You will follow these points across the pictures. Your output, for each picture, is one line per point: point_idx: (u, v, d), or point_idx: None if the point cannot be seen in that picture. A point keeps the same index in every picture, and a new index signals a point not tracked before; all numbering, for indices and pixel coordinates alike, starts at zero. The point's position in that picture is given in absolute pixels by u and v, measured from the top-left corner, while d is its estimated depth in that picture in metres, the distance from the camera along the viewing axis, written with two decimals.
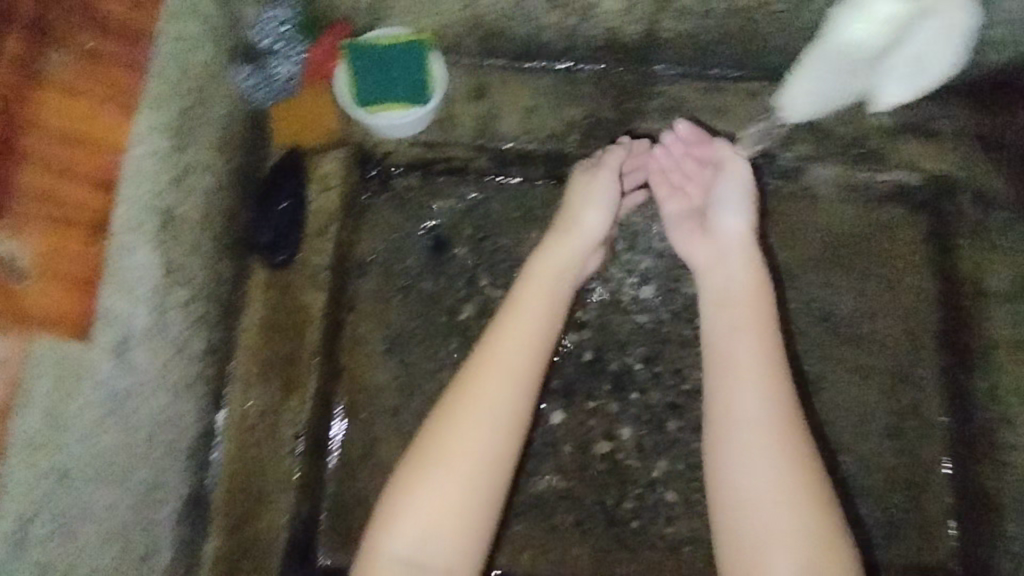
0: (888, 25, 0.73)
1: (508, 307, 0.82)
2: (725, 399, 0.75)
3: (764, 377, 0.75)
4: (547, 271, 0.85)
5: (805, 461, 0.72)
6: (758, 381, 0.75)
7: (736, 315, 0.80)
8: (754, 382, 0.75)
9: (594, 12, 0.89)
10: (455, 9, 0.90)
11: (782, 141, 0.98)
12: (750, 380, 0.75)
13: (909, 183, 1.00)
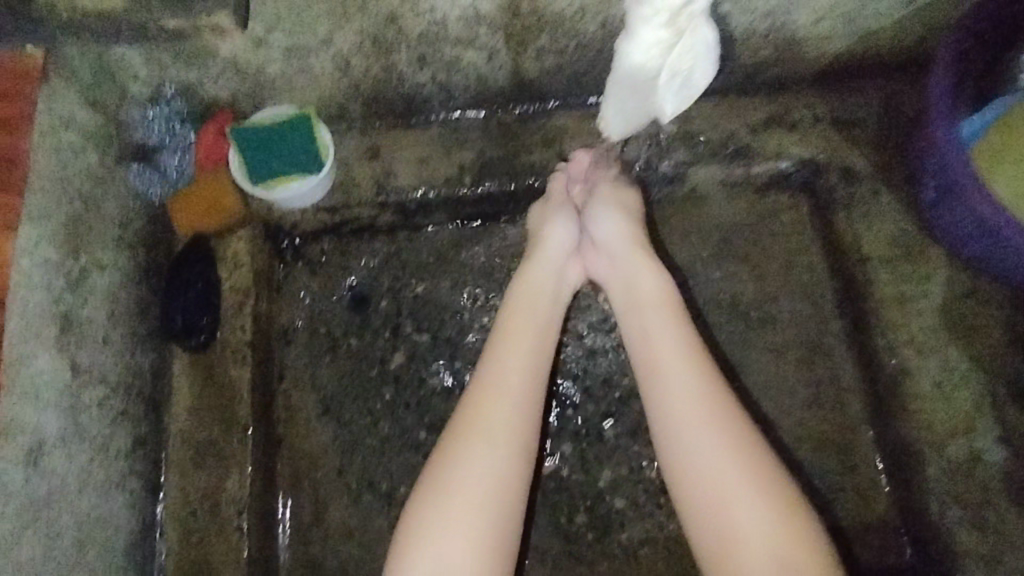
0: (656, 49, 0.70)
1: (537, 335, 0.84)
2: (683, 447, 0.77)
3: (704, 394, 0.79)
4: (526, 294, 0.87)
5: (760, 469, 0.74)
6: (696, 399, 0.78)
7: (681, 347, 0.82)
8: (693, 402, 0.78)
9: (460, 65, 0.97)
10: (332, 80, 0.96)
11: (659, 151, 1.06)
12: (688, 401, 0.78)
13: (783, 170, 1.08)
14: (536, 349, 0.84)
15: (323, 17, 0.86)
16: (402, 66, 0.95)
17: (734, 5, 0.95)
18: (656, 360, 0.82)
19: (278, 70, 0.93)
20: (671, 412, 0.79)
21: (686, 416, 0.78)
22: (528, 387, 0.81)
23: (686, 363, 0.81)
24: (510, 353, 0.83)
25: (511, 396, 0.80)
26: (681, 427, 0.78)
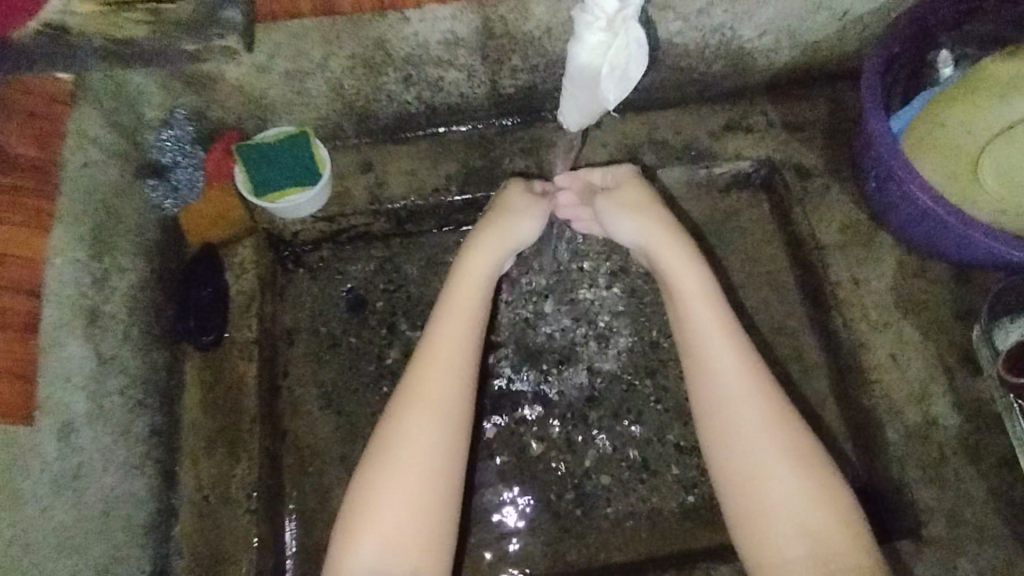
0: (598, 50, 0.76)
1: (463, 331, 0.88)
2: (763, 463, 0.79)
3: (760, 397, 0.83)
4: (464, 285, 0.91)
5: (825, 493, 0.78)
6: (756, 403, 0.82)
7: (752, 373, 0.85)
8: (748, 404, 0.82)
9: (443, 84, 1.07)
10: (327, 101, 1.06)
11: (629, 155, 1.16)
12: (743, 405, 0.82)
13: (743, 171, 1.18)
14: (462, 345, 0.87)
15: (318, 45, 0.96)
16: (390, 85, 1.06)
17: (685, 22, 1.04)
18: (709, 361, 0.85)
19: (278, 93, 1.03)
20: (733, 414, 0.82)
21: (744, 417, 0.81)
22: (454, 380, 0.85)
23: (742, 363, 0.84)
24: (440, 341, 0.87)
25: (444, 391, 0.84)
26: (733, 426, 0.82)
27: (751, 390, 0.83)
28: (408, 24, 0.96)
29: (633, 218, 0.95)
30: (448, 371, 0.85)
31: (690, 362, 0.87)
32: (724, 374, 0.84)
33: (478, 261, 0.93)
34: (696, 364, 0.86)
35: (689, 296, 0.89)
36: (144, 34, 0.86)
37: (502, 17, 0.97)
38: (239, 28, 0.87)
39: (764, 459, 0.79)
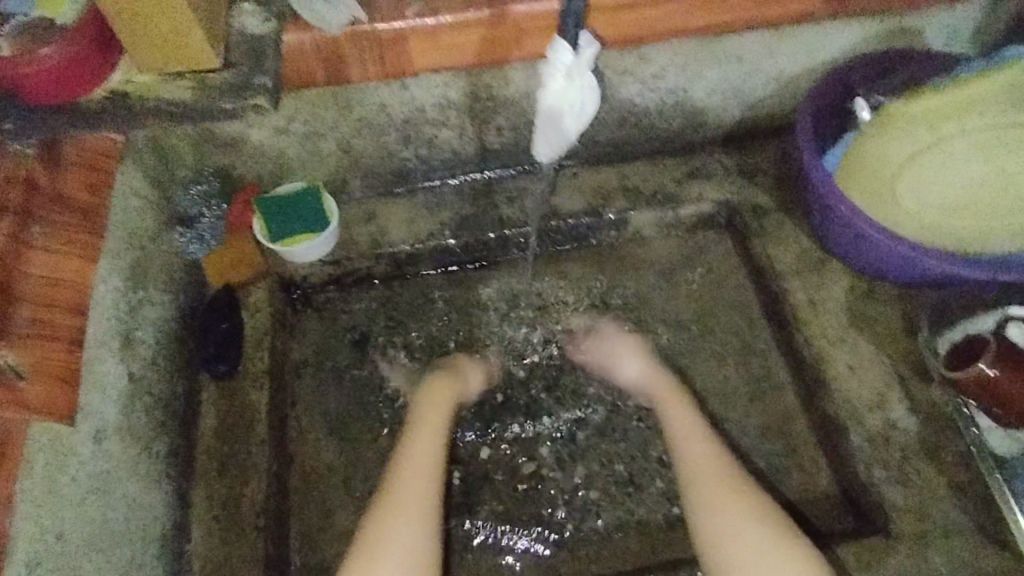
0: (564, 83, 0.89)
1: (431, 472, 0.98)
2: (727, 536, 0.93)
3: (758, 516, 0.93)
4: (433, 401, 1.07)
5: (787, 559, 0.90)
6: (756, 524, 0.93)
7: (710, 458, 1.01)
8: (752, 527, 0.92)
9: (437, 142, 1.23)
10: (335, 159, 1.21)
11: (603, 199, 1.29)
12: (744, 528, 0.92)
13: (707, 212, 1.32)
14: (426, 484, 0.97)
15: (329, 110, 1.11)
16: (392, 144, 1.21)
17: (641, 85, 1.21)
18: (709, 494, 0.97)
19: (294, 152, 1.18)
20: (738, 538, 0.92)
21: (748, 537, 0.92)
22: (423, 482, 0.97)
23: (735, 489, 0.96)
24: (409, 485, 0.96)
25: (416, 490, 0.96)
26: (742, 549, 0.91)
27: (747, 508, 0.94)
28: (406, 90, 1.11)
29: (625, 362, 1.14)
30: (415, 511, 0.94)
31: (694, 494, 0.98)
32: (722, 505, 0.95)
33: (448, 409, 1.06)
34: (703, 495, 0.97)
35: (688, 437, 1.03)
36: (189, 97, 0.93)
37: (487, 84, 1.13)
38: (270, 89, 0.94)
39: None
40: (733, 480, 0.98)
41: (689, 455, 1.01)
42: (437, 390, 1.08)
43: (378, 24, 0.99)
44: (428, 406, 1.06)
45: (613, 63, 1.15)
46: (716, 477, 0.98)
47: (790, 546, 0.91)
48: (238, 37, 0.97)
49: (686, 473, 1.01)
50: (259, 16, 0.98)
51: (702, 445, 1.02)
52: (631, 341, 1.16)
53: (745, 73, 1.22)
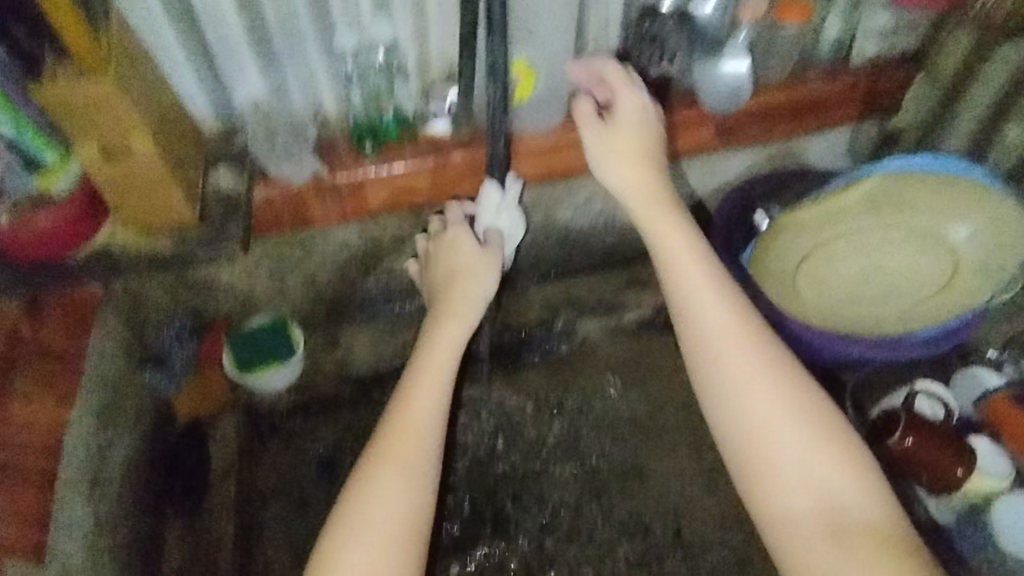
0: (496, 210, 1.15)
1: (439, 390, 0.97)
2: (775, 444, 0.86)
3: (809, 421, 0.87)
4: (442, 345, 1.01)
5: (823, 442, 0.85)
6: (789, 401, 0.88)
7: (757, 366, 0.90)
8: (790, 426, 0.86)
9: (395, 272, 1.34)
10: (301, 293, 1.31)
11: (551, 312, 1.42)
12: (786, 426, 0.86)
13: (646, 317, 1.45)
14: (429, 418, 0.94)
15: (294, 251, 1.23)
16: (355, 275, 1.32)
17: (574, 212, 1.35)
18: (726, 343, 0.91)
19: (263, 288, 1.27)
20: (775, 429, 0.86)
21: (783, 437, 0.86)
22: (427, 435, 0.92)
23: (768, 369, 0.90)
24: (413, 414, 0.94)
25: (416, 437, 0.92)
26: (772, 443, 0.86)
27: (784, 396, 0.88)
28: (365, 229, 1.24)
29: (622, 158, 1.03)
30: (419, 436, 0.92)
31: (733, 419, 0.88)
32: (753, 383, 0.89)
33: (458, 296, 1.06)
34: (728, 373, 0.90)
35: (672, 234, 0.98)
36: (168, 249, 1.03)
37: (437, 218, 1.27)
38: (240, 237, 1.05)
39: (806, 479, 0.84)
40: (779, 369, 0.90)
41: (706, 310, 0.93)
42: (454, 294, 1.06)
43: (338, 176, 1.13)
44: (450, 323, 1.02)
45: (544, 194, 1.30)
46: (757, 359, 0.90)
47: (832, 446, 0.85)
48: (213, 194, 1.08)
49: (722, 392, 0.90)
50: (231, 175, 1.10)
51: (732, 308, 0.93)
52: (632, 106, 1.04)
53: None
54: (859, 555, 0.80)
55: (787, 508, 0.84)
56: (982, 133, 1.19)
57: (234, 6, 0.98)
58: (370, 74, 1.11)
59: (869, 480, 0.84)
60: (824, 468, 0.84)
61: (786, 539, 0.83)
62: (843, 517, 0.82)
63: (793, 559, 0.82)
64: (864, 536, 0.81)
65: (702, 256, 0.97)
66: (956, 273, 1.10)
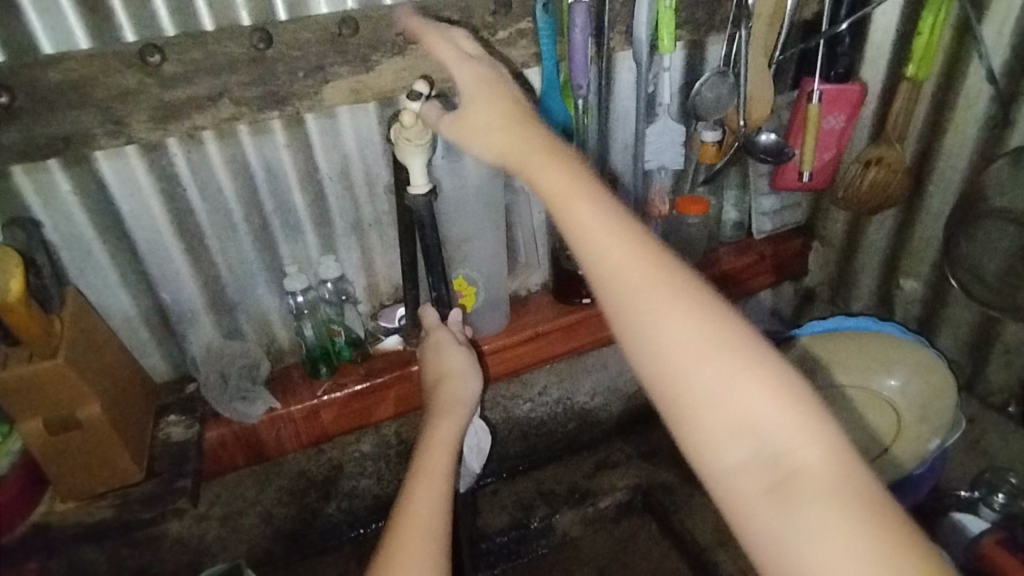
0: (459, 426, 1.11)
1: (441, 495, 0.85)
2: (707, 430, 0.55)
3: (726, 350, 0.56)
4: (437, 440, 0.91)
5: (770, 392, 0.55)
6: (699, 322, 0.57)
7: (652, 287, 0.58)
8: (707, 357, 0.56)
9: (358, 491, 1.28)
10: (258, 531, 1.22)
11: (525, 510, 1.33)
12: (698, 361, 0.56)
13: (625, 498, 1.37)
14: (433, 521, 0.81)
15: (249, 485, 1.18)
16: (315, 504, 1.25)
17: (533, 403, 1.38)
18: (609, 259, 0.60)
19: (215, 534, 1.19)
20: (688, 370, 0.56)
21: (700, 370, 0.56)
22: (428, 534, 0.79)
23: (667, 282, 0.59)
24: (413, 516, 0.81)
25: (421, 534, 0.79)
26: (684, 381, 0.56)
27: (691, 313, 0.58)
28: (322, 452, 1.22)
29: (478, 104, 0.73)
30: (428, 538, 0.78)
31: (645, 362, 0.58)
32: (650, 305, 0.58)
33: (451, 399, 0.97)
34: (613, 283, 0.59)
35: (543, 164, 0.65)
36: (109, 515, 0.95)
37: (398, 432, 1.26)
38: (189, 490, 0.98)
39: (741, 435, 0.55)
40: (672, 281, 0.59)
41: (587, 224, 0.61)
42: (442, 397, 0.97)
43: (292, 406, 1.13)
44: (444, 421, 0.93)
45: (500, 391, 1.33)
46: (647, 271, 0.59)
47: (765, 378, 0.55)
48: (162, 447, 1.05)
49: (634, 332, 0.58)
50: (183, 424, 1.08)
51: (611, 214, 0.61)
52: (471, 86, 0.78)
53: (616, 372, 1.43)
54: (830, 529, 0.51)
55: (723, 475, 0.55)
56: (884, 288, 1.33)
57: (189, 266, 1.05)
58: (321, 307, 1.17)
59: (823, 426, 0.55)
60: (761, 408, 0.55)
61: (738, 519, 0.55)
62: (801, 477, 0.53)
63: (752, 543, 0.54)
64: (823, 497, 0.52)
65: (572, 168, 0.64)
66: (902, 422, 1.17)
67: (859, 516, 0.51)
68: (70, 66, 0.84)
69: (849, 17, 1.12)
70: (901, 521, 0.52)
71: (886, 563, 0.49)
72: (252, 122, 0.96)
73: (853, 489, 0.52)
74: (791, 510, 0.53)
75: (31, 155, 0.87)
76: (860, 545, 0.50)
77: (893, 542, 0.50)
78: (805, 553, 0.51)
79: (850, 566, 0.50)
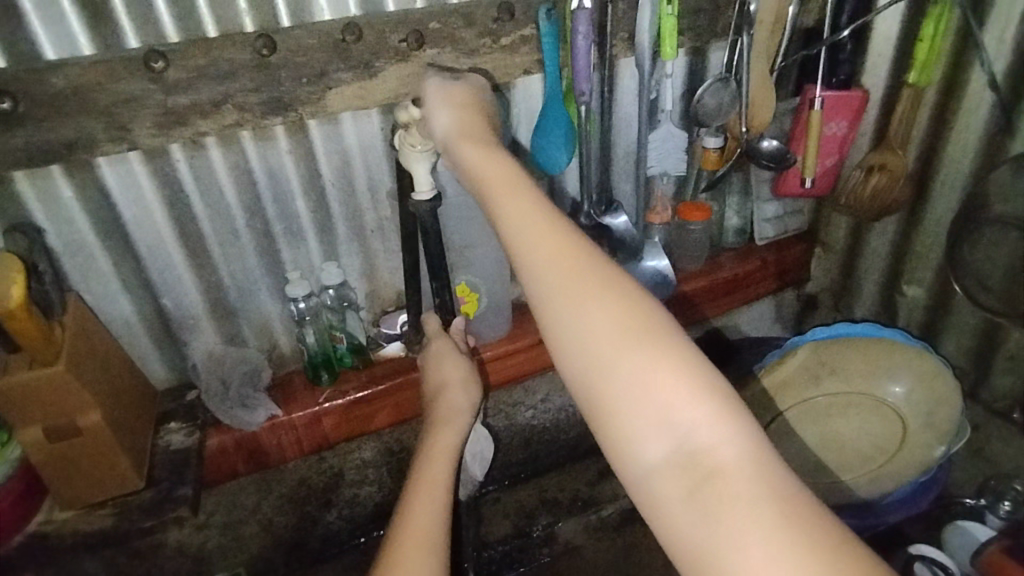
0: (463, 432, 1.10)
1: (441, 504, 0.84)
2: (624, 421, 0.55)
3: (645, 341, 0.56)
4: (439, 449, 0.91)
5: (688, 383, 0.55)
6: (619, 313, 0.57)
7: (572, 274, 0.59)
8: (628, 348, 0.56)
9: (359, 499, 1.27)
10: (257, 539, 1.21)
11: (530, 520, 1.35)
12: (615, 351, 0.56)
13: (628, 506, 1.37)
14: (435, 530, 0.80)
15: (250, 493, 1.17)
16: (315, 512, 1.24)
17: (535, 411, 1.37)
18: (533, 248, 0.60)
19: (215, 543, 1.17)
20: (608, 360, 0.56)
21: (619, 364, 0.56)
22: (428, 543, 0.78)
23: (589, 271, 0.59)
24: (414, 524, 0.80)
25: (423, 543, 0.78)
26: (601, 371, 0.56)
27: (608, 303, 0.58)
28: (323, 460, 1.21)
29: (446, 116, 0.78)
30: (428, 546, 0.78)
31: (564, 353, 0.58)
32: (571, 294, 0.58)
33: (451, 409, 0.96)
34: (537, 271, 0.60)
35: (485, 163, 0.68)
36: (108, 524, 0.94)
37: (399, 439, 1.25)
38: (189, 499, 0.96)
39: (657, 426, 0.54)
40: (596, 271, 0.59)
41: (514, 214, 0.62)
42: (443, 407, 0.96)
43: (294, 413, 1.12)
44: (445, 429, 0.93)
45: (502, 398, 1.32)
46: (571, 262, 0.59)
47: (683, 370, 0.55)
48: (162, 455, 1.03)
49: (551, 322, 0.59)
50: (183, 431, 1.06)
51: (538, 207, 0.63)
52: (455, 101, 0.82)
53: None
54: (747, 525, 0.49)
55: (642, 470, 0.54)
56: (887, 294, 1.33)
57: (191, 273, 1.04)
58: (323, 313, 1.17)
59: (741, 423, 0.54)
60: (678, 401, 0.54)
61: (659, 520, 0.54)
62: (714, 469, 0.52)
63: (670, 540, 0.53)
64: (737, 492, 0.51)
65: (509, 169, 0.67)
66: (907, 429, 1.17)
67: (771, 514, 0.49)
68: (74, 72, 0.84)
69: (851, 24, 1.13)
70: (822, 520, 0.49)
71: (806, 560, 0.47)
72: (256, 128, 0.96)
73: (770, 485, 0.51)
74: (706, 505, 0.51)
75: (34, 162, 0.86)
76: (776, 544, 0.48)
77: (811, 542, 0.48)
78: (720, 549, 0.50)
79: (765, 563, 0.48)
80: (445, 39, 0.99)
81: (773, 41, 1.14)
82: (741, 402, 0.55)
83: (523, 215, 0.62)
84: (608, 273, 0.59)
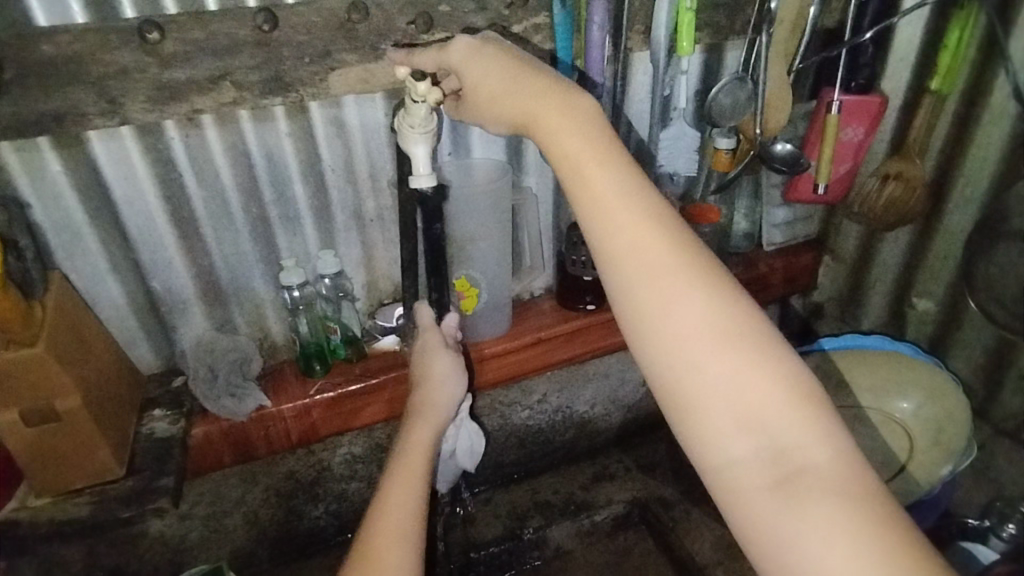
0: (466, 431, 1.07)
1: (417, 497, 0.84)
2: (707, 413, 0.57)
3: (737, 342, 0.57)
4: (415, 446, 0.89)
5: (778, 381, 0.57)
6: (710, 310, 0.58)
7: (662, 264, 0.60)
8: (719, 348, 0.57)
9: (347, 494, 1.24)
10: (241, 530, 1.18)
11: (518, 522, 1.29)
12: (715, 354, 0.57)
13: (620, 512, 1.32)
14: (408, 524, 0.81)
15: (235, 485, 1.14)
16: (302, 507, 1.21)
17: (530, 411, 1.34)
18: (624, 232, 0.61)
19: (198, 535, 1.14)
20: (697, 357, 0.57)
21: (710, 360, 0.57)
22: (408, 535, 0.80)
23: (687, 265, 0.60)
24: (392, 509, 0.82)
25: (404, 536, 0.79)
26: (689, 361, 0.58)
27: (700, 296, 0.59)
28: (313, 454, 1.18)
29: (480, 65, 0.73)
30: (406, 547, 0.78)
31: (645, 335, 0.60)
32: (663, 288, 0.59)
33: (428, 406, 0.94)
34: (624, 254, 0.61)
35: (565, 134, 0.65)
36: (85, 513, 0.90)
37: (391, 435, 1.22)
38: (171, 489, 0.93)
39: (746, 424, 0.56)
40: (697, 275, 0.59)
41: (603, 202, 0.62)
42: (421, 402, 0.95)
43: (284, 405, 1.08)
44: (422, 424, 0.92)
45: (497, 397, 1.29)
46: (669, 253, 0.60)
47: (777, 371, 0.57)
48: (146, 443, 1.00)
49: (631, 301, 0.60)
50: (168, 419, 1.03)
51: (635, 187, 0.62)
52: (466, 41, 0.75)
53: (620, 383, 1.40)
54: (834, 524, 0.52)
55: (728, 464, 0.57)
56: (898, 305, 1.28)
57: (182, 255, 1.01)
58: (318, 303, 1.13)
59: (828, 424, 0.56)
60: (772, 407, 0.56)
61: (738, 509, 0.57)
62: (801, 467, 0.55)
63: (754, 533, 0.56)
64: (824, 489, 0.53)
65: (594, 133, 0.64)
66: (915, 447, 1.21)
67: (856, 512, 0.52)
68: (65, 40, 0.80)
69: (873, 27, 1.10)
70: (904, 521, 0.53)
71: (889, 556, 0.50)
72: (254, 108, 0.93)
73: (856, 483, 0.54)
74: (794, 499, 0.54)
75: (21, 131, 0.83)
76: (862, 541, 0.51)
77: (899, 542, 0.51)
78: (806, 542, 0.52)
79: (849, 567, 0.50)
80: (454, 24, 0.96)
81: (793, 41, 1.10)
82: (827, 404, 0.58)
83: (610, 188, 0.62)
84: (699, 262, 0.60)
